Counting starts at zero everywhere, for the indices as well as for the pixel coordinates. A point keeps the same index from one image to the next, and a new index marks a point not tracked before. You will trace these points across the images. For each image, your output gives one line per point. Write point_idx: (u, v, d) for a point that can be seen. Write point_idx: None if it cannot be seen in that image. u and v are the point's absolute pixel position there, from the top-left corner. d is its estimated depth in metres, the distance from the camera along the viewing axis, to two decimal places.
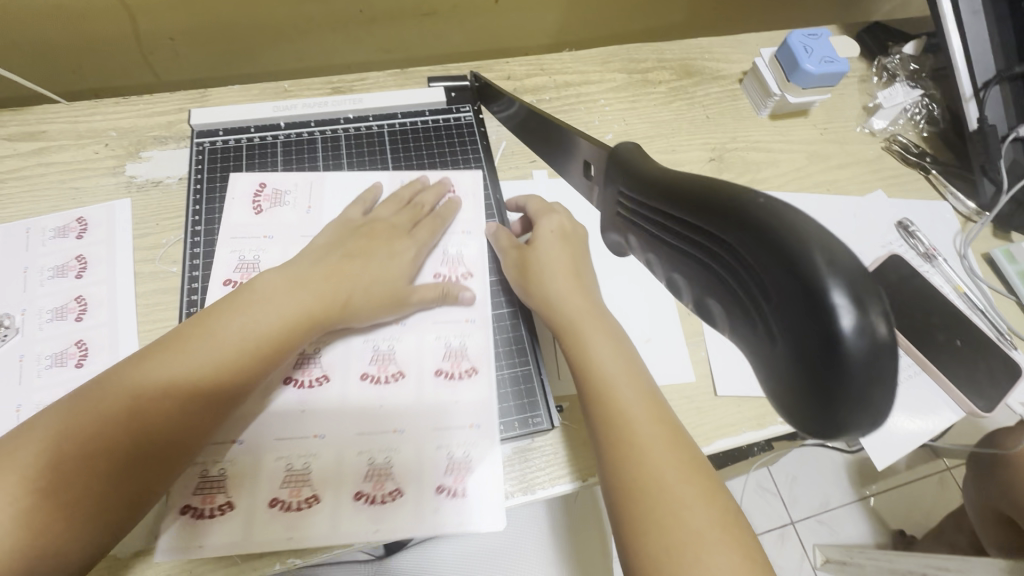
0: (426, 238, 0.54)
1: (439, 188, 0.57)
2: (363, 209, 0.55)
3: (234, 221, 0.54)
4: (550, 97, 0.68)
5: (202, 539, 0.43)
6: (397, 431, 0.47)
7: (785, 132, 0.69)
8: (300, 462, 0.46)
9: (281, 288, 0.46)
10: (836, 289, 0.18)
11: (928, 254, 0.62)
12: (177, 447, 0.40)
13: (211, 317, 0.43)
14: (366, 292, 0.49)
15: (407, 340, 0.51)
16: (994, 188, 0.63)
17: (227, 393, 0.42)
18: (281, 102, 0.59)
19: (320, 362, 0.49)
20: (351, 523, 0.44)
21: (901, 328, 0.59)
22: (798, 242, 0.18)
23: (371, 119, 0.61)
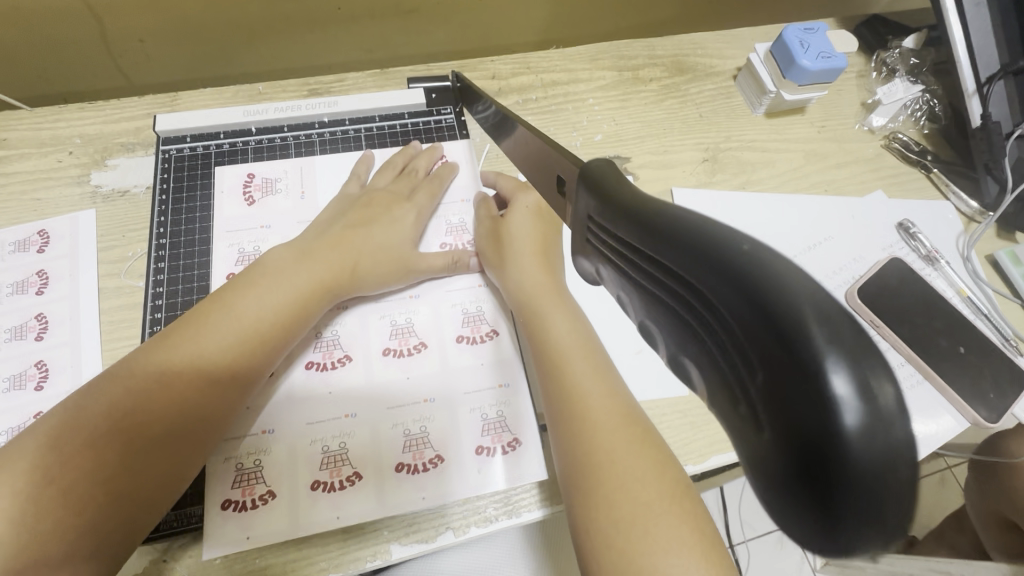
0: (425, 203, 0.54)
1: (430, 154, 0.57)
2: (360, 182, 0.54)
3: (227, 215, 0.53)
4: (536, 97, 0.66)
5: (247, 531, 0.42)
6: (428, 400, 0.47)
7: (781, 131, 0.67)
8: (335, 443, 0.45)
9: (278, 265, 0.45)
10: (839, 359, 0.13)
11: (931, 257, 0.60)
12: (172, 445, 0.38)
13: (206, 307, 0.42)
14: (375, 260, 0.49)
15: (422, 312, 0.51)
16: (998, 187, 0.61)
17: (222, 385, 0.40)
18: (252, 106, 0.56)
19: (340, 344, 0.49)
20: (397, 494, 0.44)
21: (908, 337, 0.55)
22: (786, 291, 0.13)
23: (347, 123, 0.58)
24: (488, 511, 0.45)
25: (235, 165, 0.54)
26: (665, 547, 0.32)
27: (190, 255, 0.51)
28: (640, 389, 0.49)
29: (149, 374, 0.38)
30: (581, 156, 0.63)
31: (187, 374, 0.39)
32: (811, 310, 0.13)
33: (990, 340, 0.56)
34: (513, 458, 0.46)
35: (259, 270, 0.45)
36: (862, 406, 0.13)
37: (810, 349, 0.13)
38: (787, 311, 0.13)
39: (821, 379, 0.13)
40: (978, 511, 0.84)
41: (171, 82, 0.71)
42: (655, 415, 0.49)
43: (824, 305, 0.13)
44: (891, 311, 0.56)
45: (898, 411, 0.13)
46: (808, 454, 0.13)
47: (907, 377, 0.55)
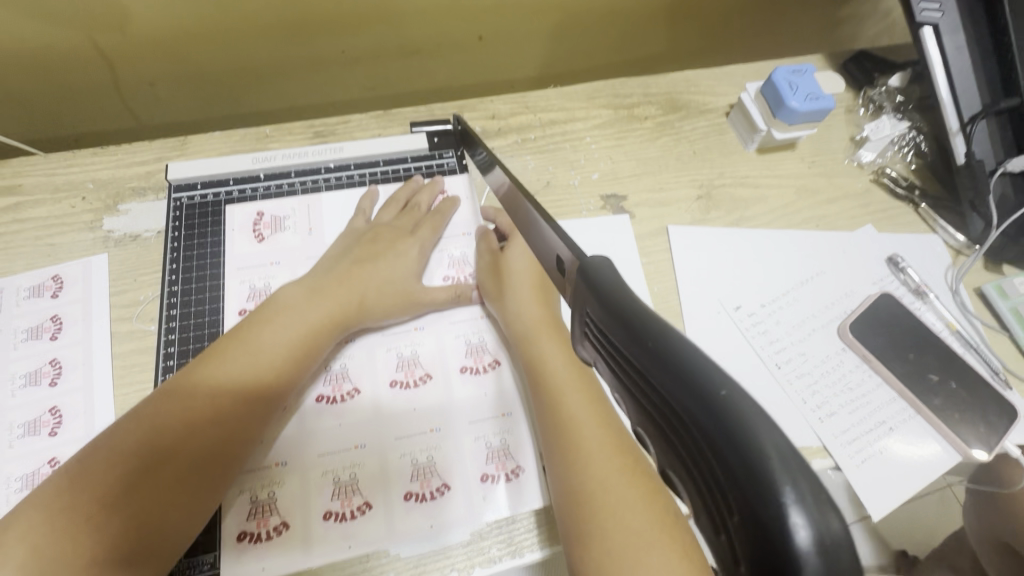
0: (428, 236, 0.55)
1: (430, 189, 0.58)
2: (366, 217, 0.56)
3: (239, 252, 0.54)
4: (535, 136, 0.68)
5: (262, 563, 0.42)
6: (435, 430, 0.47)
7: (773, 167, 0.69)
8: (346, 473, 0.45)
9: (291, 301, 0.47)
10: (790, 493, 0.14)
11: (919, 291, 0.62)
12: (195, 484, 0.39)
13: (218, 346, 0.44)
14: (380, 293, 0.50)
15: (427, 343, 0.51)
16: (984, 223, 0.63)
17: (241, 424, 0.41)
18: (260, 153, 0.57)
19: (348, 376, 0.49)
20: (406, 523, 0.44)
21: (900, 372, 0.57)
22: (746, 427, 0.15)
23: (352, 168, 0.59)
24: (491, 552, 0.44)
25: (245, 204, 0.56)
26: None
27: (202, 298, 0.52)
28: None
29: (173, 416, 0.39)
30: (580, 194, 0.65)
31: (211, 415, 0.40)
32: (767, 445, 0.14)
33: (980, 374, 0.57)
34: (518, 485, 0.46)
35: (273, 306, 0.46)
36: (812, 540, 0.14)
37: (763, 484, 0.14)
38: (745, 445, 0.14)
39: (773, 510, 0.14)
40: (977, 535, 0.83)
41: (182, 124, 0.73)
42: None
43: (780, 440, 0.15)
44: (881, 345, 0.58)
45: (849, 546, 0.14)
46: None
47: (900, 412, 0.56)
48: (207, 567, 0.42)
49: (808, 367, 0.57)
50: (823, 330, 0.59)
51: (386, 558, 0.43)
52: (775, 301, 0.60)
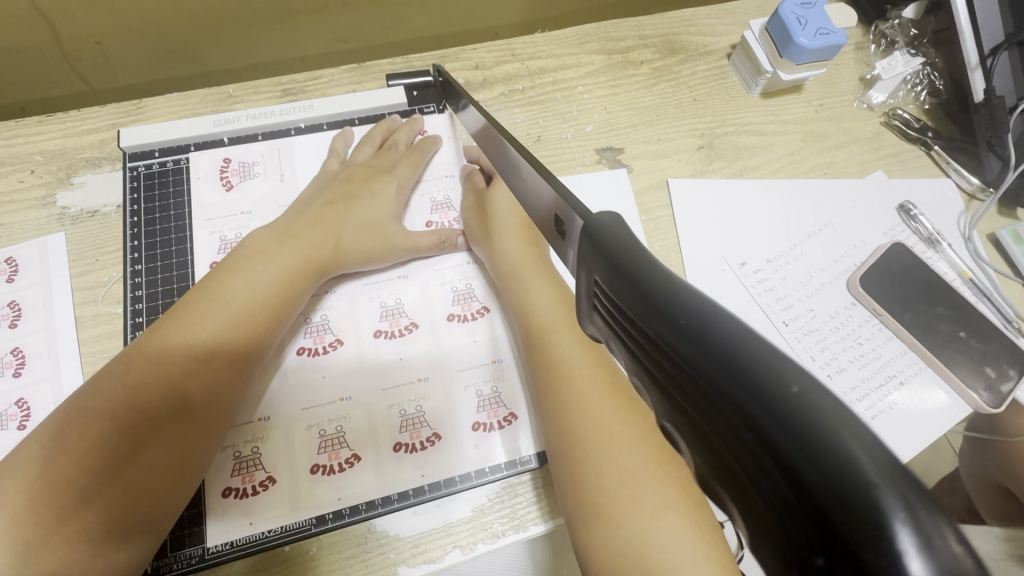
0: (407, 175, 0.50)
1: (410, 125, 0.52)
2: (340, 159, 0.51)
3: (206, 202, 0.49)
4: (523, 86, 0.63)
5: (249, 517, 0.40)
6: (423, 379, 0.44)
7: (778, 112, 0.64)
8: (332, 426, 0.42)
9: (263, 247, 0.42)
10: (903, 523, 0.11)
11: (932, 239, 0.59)
12: (184, 455, 0.36)
13: (187, 302, 0.39)
14: (359, 237, 0.45)
15: (412, 292, 0.47)
16: (1001, 163, 0.59)
17: (226, 388, 0.38)
18: (222, 115, 0.50)
19: (330, 327, 0.45)
20: (397, 474, 0.41)
21: (911, 322, 0.55)
22: (832, 434, 0.12)
23: (325, 128, 0.53)
24: (494, 526, 0.42)
25: (210, 150, 0.50)
26: (650, 512, 0.32)
27: (167, 260, 0.47)
28: None
29: (152, 381, 0.35)
30: (573, 148, 0.60)
31: (191, 380, 0.36)
32: (866, 458, 0.12)
33: (994, 322, 0.55)
34: (513, 431, 0.43)
35: (243, 252, 0.42)
36: None
37: (865, 507, 0.11)
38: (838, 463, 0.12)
39: (880, 554, 0.11)
40: None
41: (139, 85, 0.67)
42: None
43: (876, 447, 0.12)
44: (888, 291, 0.56)
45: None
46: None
47: (910, 366, 0.54)
48: (196, 559, 0.38)
49: (816, 323, 0.55)
50: (832, 284, 0.57)
51: (385, 537, 0.41)
52: (781, 256, 0.57)
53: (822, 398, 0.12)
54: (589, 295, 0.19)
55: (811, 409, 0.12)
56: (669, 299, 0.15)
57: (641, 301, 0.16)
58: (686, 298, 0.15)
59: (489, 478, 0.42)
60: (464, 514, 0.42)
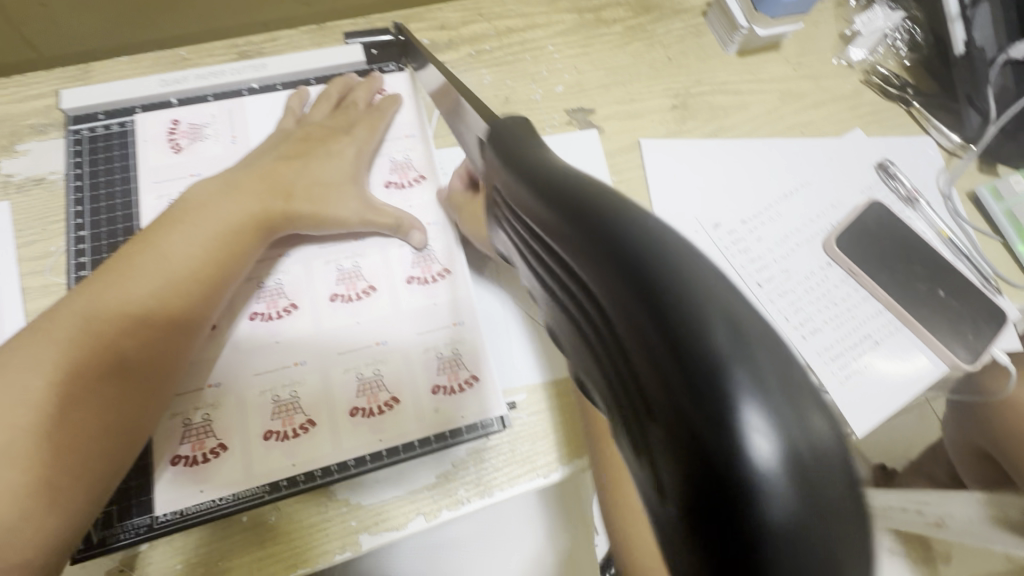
0: (366, 136, 0.47)
1: (368, 83, 0.50)
2: (295, 117, 0.49)
3: (153, 165, 0.47)
4: (491, 47, 0.60)
5: (201, 484, 0.38)
6: (380, 342, 0.42)
7: (755, 70, 0.62)
8: (286, 391, 0.40)
9: (206, 202, 0.40)
10: (753, 399, 0.11)
11: (910, 198, 0.58)
12: (122, 414, 0.35)
13: (124, 259, 0.37)
14: (313, 197, 0.44)
15: (370, 254, 0.45)
16: (981, 118, 0.58)
17: (167, 345, 0.37)
18: (169, 74, 0.48)
19: (284, 291, 0.43)
20: (353, 439, 0.40)
21: (890, 281, 0.54)
22: (693, 314, 0.12)
23: (279, 88, 0.50)
24: (459, 491, 0.41)
25: (157, 112, 0.48)
26: None
27: (113, 224, 0.45)
28: None
29: (88, 336, 0.34)
30: (542, 109, 0.58)
31: (129, 336, 0.35)
32: (718, 327, 0.12)
33: (971, 280, 0.54)
34: (474, 394, 0.42)
35: (184, 208, 0.40)
36: (784, 456, 0.11)
37: (718, 383, 0.12)
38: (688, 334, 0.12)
39: (729, 428, 0.12)
40: None
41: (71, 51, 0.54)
42: None
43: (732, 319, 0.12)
44: (865, 250, 0.55)
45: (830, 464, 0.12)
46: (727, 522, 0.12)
47: (885, 325, 0.53)
48: (144, 529, 0.37)
49: (791, 284, 0.54)
50: (807, 245, 0.55)
51: (346, 506, 0.40)
52: (756, 217, 0.56)
53: (688, 282, 0.12)
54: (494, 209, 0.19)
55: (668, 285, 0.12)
56: (555, 196, 0.15)
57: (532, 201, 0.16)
58: (571, 193, 0.15)
59: (449, 441, 0.41)
60: (426, 480, 0.41)
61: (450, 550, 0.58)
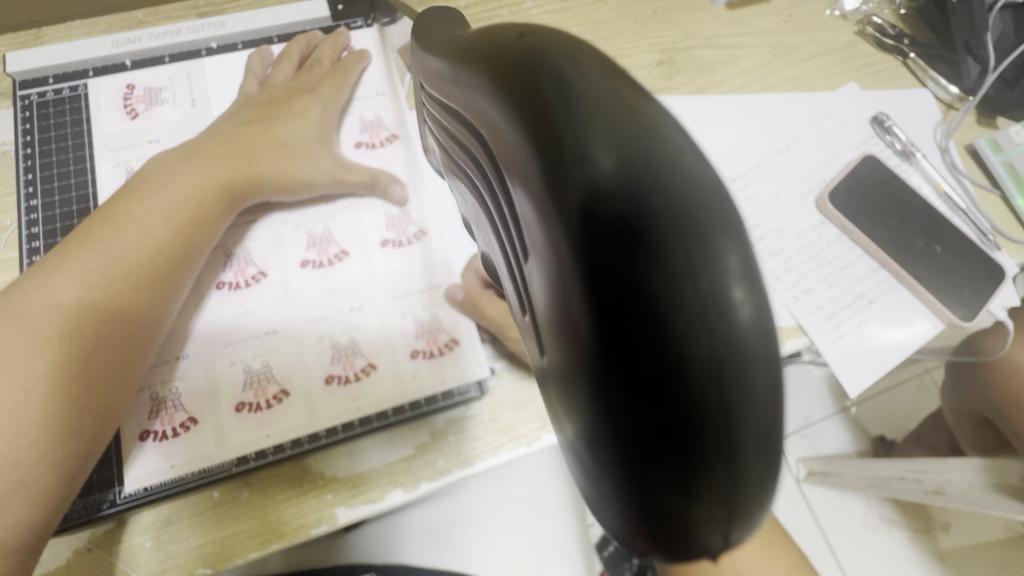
0: (332, 97, 0.45)
1: (333, 41, 0.47)
2: (258, 79, 0.46)
3: (109, 131, 0.44)
4: (465, 4, 0.57)
5: (171, 460, 0.37)
6: (355, 308, 0.40)
7: (745, 23, 0.58)
8: (257, 361, 0.39)
9: (169, 169, 0.38)
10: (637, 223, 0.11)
11: (906, 151, 0.56)
12: (93, 395, 0.33)
13: (85, 229, 0.36)
14: (279, 159, 0.41)
15: (342, 218, 0.43)
16: (981, 67, 0.56)
17: (136, 319, 0.35)
18: (121, 35, 0.45)
19: (251, 258, 0.41)
20: (329, 408, 0.38)
21: (888, 238, 0.52)
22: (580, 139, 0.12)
23: (240, 47, 0.47)
24: (438, 462, 0.39)
25: (111, 76, 0.45)
26: None
27: (65, 193, 0.42)
28: None
29: (53, 311, 0.32)
30: None
31: (95, 309, 0.33)
32: (603, 151, 0.11)
33: (970, 237, 0.52)
34: (454, 358, 0.40)
35: (144, 176, 0.38)
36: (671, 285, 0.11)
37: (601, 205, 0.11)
38: (575, 160, 0.11)
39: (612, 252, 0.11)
40: (955, 410, 0.79)
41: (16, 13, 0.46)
42: None
43: (625, 144, 0.11)
44: (861, 206, 0.52)
45: (740, 285, 0.11)
46: (601, 353, 0.12)
47: (880, 283, 0.51)
48: (111, 506, 0.36)
49: (783, 244, 0.52)
50: (800, 203, 0.53)
51: (321, 479, 0.38)
52: (746, 175, 0.54)
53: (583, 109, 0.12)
54: (424, 97, 0.19)
55: (561, 111, 0.12)
56: (462, 53, 0.15)
57: (442, 66, 0.15)
58: (475, 48, 0.14)
59: (425, 409, 0.39)
60: (404, 451, 0.39)
61: (451, 523, 0.59)
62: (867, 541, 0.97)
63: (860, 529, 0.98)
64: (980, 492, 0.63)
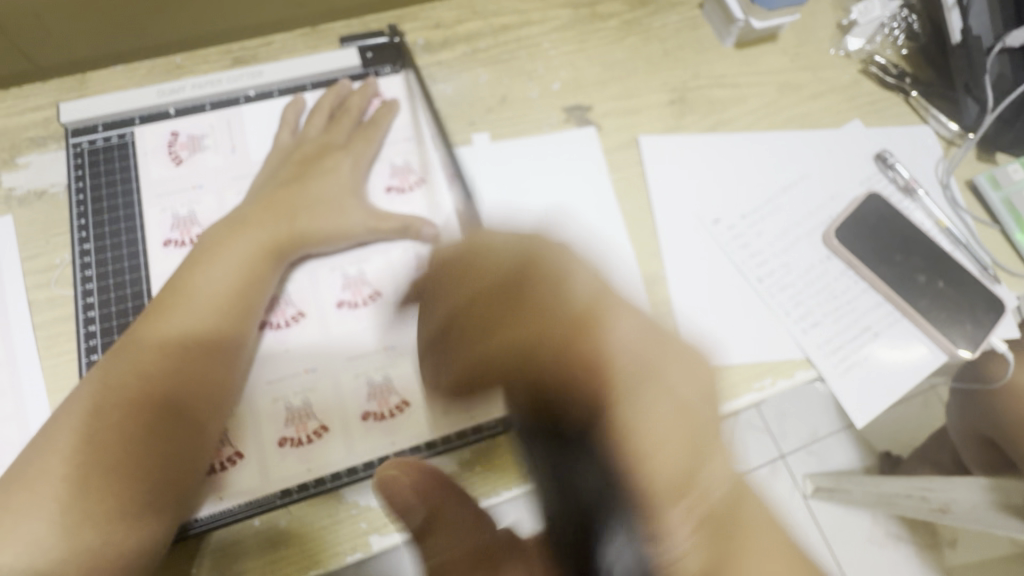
0: (363, 148, 0.47)
1: (363, 91, 0.49)
2: (293, 129, 0.48)
3: (155, 177, 0.46)
4: (485, 45, 0.57)
5: (220, 492, 0.39)
6: (389, 347, 0.43)
7: (753, 63, 0.61)
8: (298, 399, 0.41)
9: (221, 238, 0.41)
10: None
11: (908, 188, 0.58)
12: (170, 454, 0.36)
13: (158, 303, 0.39)
14: (314, 217, 0.43)
15: (375, 259, 0.45)
16: (979, 107, 0.58)
17: (207, 383, 0.38)
18: (165, 85, 0.48)
19: (290, 299, 0.43)
20: (365, 443, 0.41)
21: (893, 273, 0.54)
22: None
23: (275, 95, 0.50)
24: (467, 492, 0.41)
25: (156, 124, 0.48)
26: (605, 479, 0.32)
27: (116, 236, 0.45)
28: None
29: (135, 384, 0.36)
30: (539, 107, 0.57)
31: (167, 380, 0.37)
32: None
33: (970, 270, 0.55)
34: None
35: (203, 248, 0.41)
36: None
37: None
38: None
39: None
40: (958, 430, 0.81)
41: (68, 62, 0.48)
42: None
43: None
44: (867, 242, 0.55)
45: None
46: None
47: (886, 317, 0.53)
48: None
49: (792, 279, 0.54)
50: (806, 238, 0.56)
51: (356, 508, 0.40)
52: (756, 212, 0.56)
53: None
54: None
55: None
56: None
57: None
58: None
59: (455, 443, 0.42)
60: None
61: None
62: (874, 557, 0.99)
63: (867, 546, 0.99)
64: (983, 510, 0.65)
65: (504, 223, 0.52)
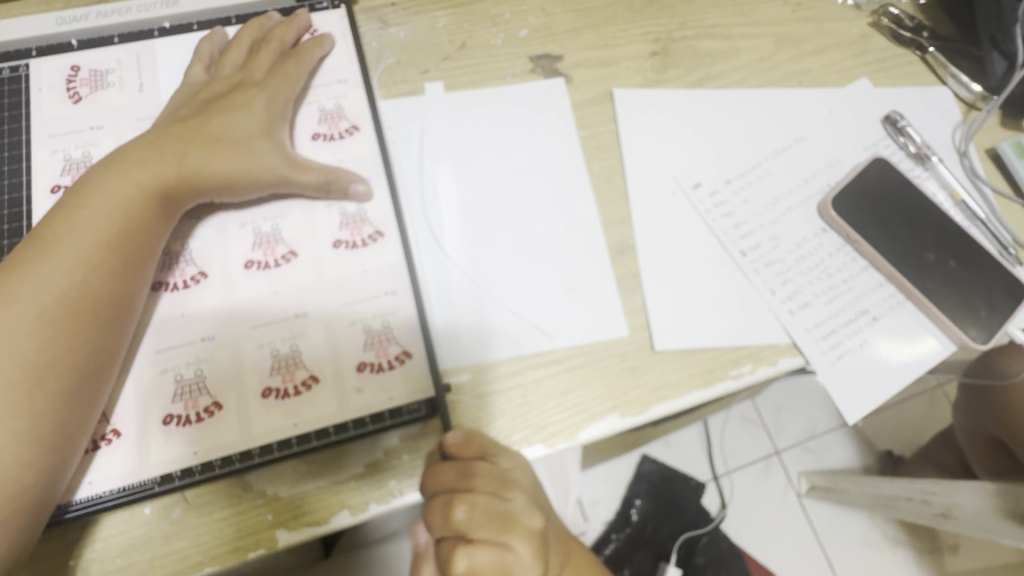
0: (283, 87, 0.41)
1: (290, 24, 0.44)
2: (205, 65, 0.42)
3: (49, 116, 0.41)
4: None
5: (89, 475, 0.34)
6: (300, 315, 0.37)
7: (749, 12, 0.54)
8: (190, 370, 0.36)
9: (94, 180, 0.35)
10: None
11: (920, 155, 0.51)
12: (30, 424, 0.30)
13: (18, 255, 0.33)
14: (213, 156, 0.37)
15: (293, 215, 0.40)
16: (1007, 64, 0.52)
17: (76, 343, 0.32)
18: (66, 12, 0.43)
19: (190, 258, 0.38)
20: (264, 423, 0.35)
21: (901, 252, 0.46)
22: None
23: (194, 28, 0.44)
24: (390, 483, 0.36)
25: (55, 56, 0.42)
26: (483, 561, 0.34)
27: None
28: (570, 329, 0.43)
29: None
30: (502, 56, 0.50)
31: (24, 343, 0.31)
32: None
33: (987, 249, 0.47)
34: (406, 372, 0.37)
35: (74, 192, 0.35)
36: None
37: None
38: None
39: None
40: (966, 430, 0.74)
41: None
42: (590, 358, 0.42)
43: None
44: (870, 212, 0.47)
45: None
46: None
47: (886, 300, 0.47)
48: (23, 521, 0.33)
49: (780, 253, 0.47)
50: (798, 209, 0.49)
51: (261, 498, 0.35)
52: (742, 177, 0.49)
53: None
54: None
55: None
56: None
57: None
58: None
59: (370, 428, 0.36)
60: (353, 469, 0.36)
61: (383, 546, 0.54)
62: (872, 562, 0.92)
63: (863, 549, 0.93)
64: (989, 517, 0.59)
65: (452, 180, 0.46)
